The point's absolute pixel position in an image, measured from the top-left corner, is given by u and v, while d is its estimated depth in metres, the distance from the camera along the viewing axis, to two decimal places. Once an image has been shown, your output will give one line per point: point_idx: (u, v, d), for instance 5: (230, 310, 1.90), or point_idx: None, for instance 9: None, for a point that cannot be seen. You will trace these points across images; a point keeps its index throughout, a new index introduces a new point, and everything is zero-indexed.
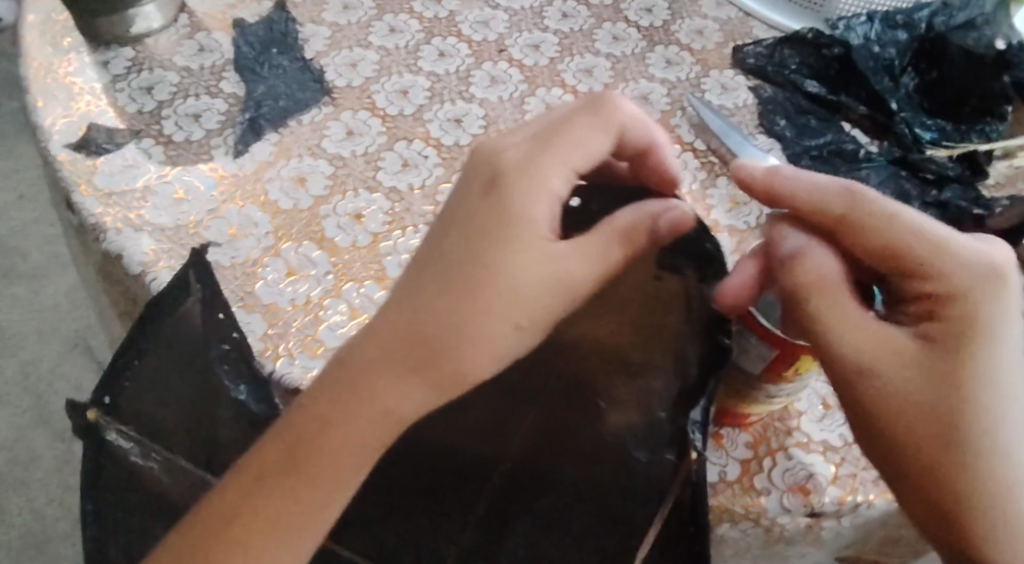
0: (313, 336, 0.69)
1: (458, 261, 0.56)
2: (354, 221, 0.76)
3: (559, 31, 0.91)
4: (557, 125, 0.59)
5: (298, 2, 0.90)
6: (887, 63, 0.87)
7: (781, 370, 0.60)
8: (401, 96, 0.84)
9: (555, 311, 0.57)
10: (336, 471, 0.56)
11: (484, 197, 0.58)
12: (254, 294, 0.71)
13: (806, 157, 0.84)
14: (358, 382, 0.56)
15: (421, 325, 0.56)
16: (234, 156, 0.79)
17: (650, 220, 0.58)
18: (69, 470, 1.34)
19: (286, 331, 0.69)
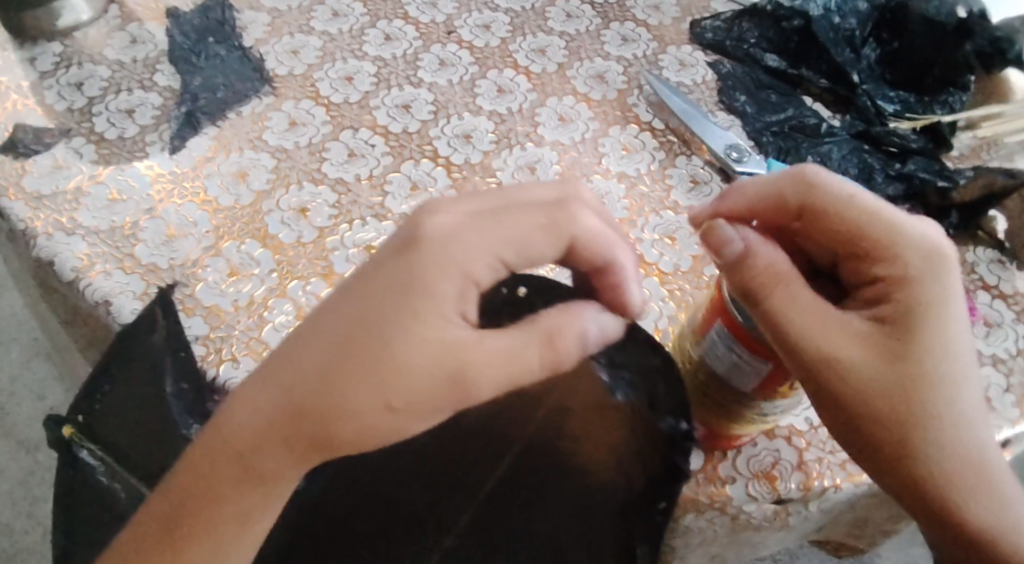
0: (257, 337, 0.65)
1: (352, 330, 0.52)
2: (299, 216, 0.72)
3: (511, 10, 0.87)
4: (501, 212, 0.54)
5: None
6: (848, 34, 0.84)
7: (775, 387, 0.56)
8: (346, 83, 0.80)
9: (435, 397, 0.52)
10: (234, 500, 0.54)
11: (397, 263, 0.53)
12: (193, 297, 0.67)
13: (767, 133, 0.81)
14: (224, 442, 0.53)
15: (292, 394, 0.52)
16: (170, 152, 0.75)
17: (578, 325, 0.52)
18: (37, 479, 1.24)
19: (225, 332, 0.66)
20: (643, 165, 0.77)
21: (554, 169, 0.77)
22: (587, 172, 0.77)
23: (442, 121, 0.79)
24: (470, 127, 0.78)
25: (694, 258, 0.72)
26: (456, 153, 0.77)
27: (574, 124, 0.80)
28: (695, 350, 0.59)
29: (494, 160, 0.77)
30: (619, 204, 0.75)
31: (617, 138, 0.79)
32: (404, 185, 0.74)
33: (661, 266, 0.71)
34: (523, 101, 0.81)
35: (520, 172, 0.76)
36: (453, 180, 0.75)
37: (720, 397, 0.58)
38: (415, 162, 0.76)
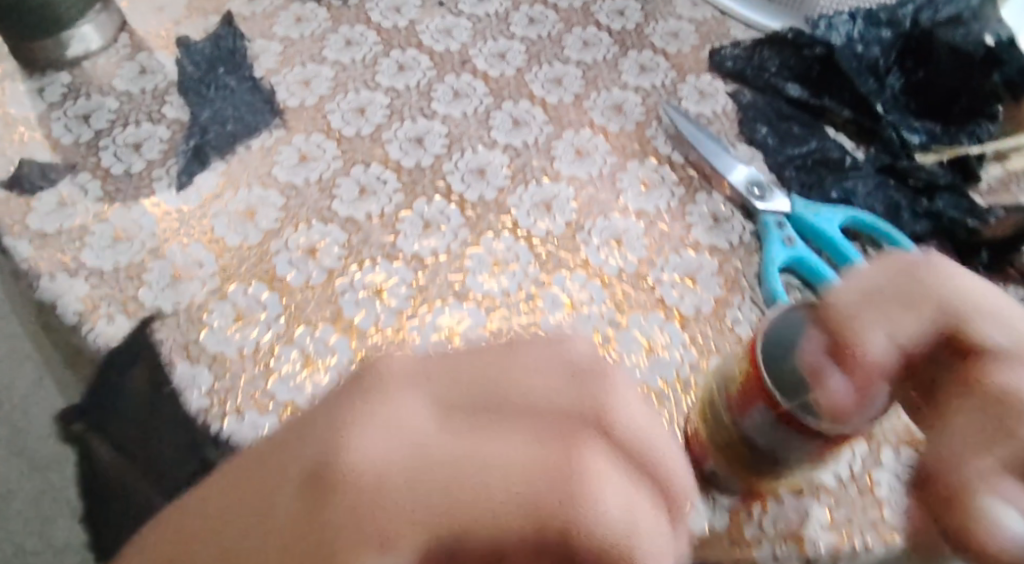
0: (262, 389, 0.62)
1: None
2: (307, 257, 0.68)
3: (526, 38, 0.87)
4: (458, 462, 0.37)
5: (248, 16, 0.86)
6: (872, 63, 0.83)
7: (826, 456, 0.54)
8: (358, 115, 0.79)
9: None
10: None
11: (300, 510, 0.37)
12: (197, 344, 0.63)
13: (790, 167, 0.77)
14: None
15: None
16: (177, 189, 0.72)
17: None
18: (46, 502, 1.23)
19: (230, 385, 0.62)
20: (663, 202, 0.74)
21: (570, 208, 0.72)
22: (604, 210, 0.72)
23: (455, 154, 0.76)
24: (482, 162, 0.75)
25: (716, 301, 0.68)
26: (469, 189, 0.73)
27: (590, 158, 0.76)
28: (729, 415, 0.56)
29: (509, 197, 0.73)
30: (638, 242, 0.71)
31: (636, 172, 0.76)
32: (416, 224, 0.71)
33: (682, 309, 0.67)
34: (539, 134, 0.78)
35: (534, 211, 0.72)
36: (467, 219, 0.71)
37: (759, 464, 0.56)
38: (427, 201, 0.72)
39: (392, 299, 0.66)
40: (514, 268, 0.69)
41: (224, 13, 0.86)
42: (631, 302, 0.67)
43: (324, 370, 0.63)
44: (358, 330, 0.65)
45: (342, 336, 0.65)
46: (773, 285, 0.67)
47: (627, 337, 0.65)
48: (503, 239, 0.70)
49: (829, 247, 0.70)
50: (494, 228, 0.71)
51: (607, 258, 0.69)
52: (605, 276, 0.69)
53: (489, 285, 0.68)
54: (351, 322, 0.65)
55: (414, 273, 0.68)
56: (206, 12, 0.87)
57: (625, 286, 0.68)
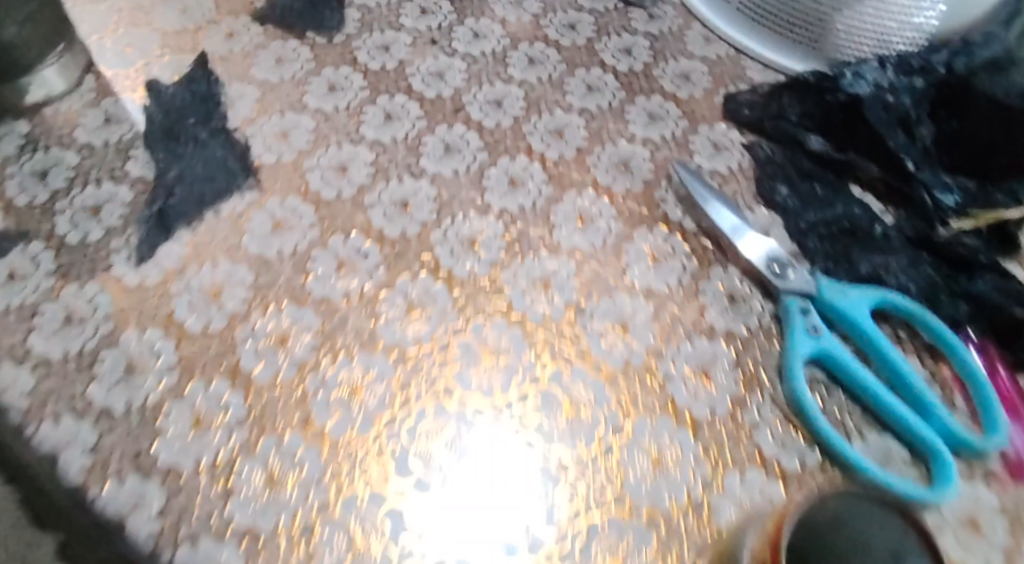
0: (221, 511, 0.57)
1: None
2: (277, 347, 0.63)
3: (525, 81, 0.79)
4: None
5: (225, 55, 0.77)
6: (901, 115, 0.73)
7: None
8: (338, 174, 0.71)
9: None
10: None
11: None
12: (149, 454, 0.58)
13: (812, 235, 0.70)
14: None
15: None
16: (137, 262, 0.65)
17: None
18: None
19: (185, 503, 0.57)
20: (672, 278, 0.67)
21: (571, 287, 0.67)
22: (609, 289, 0.67)
23: (445, 222, 0.69)
24: (475, 229, 0.69)
25: (734, 401, 0.63)
26: (459, 264, 0.67)
27: (594, 226, 0.70)
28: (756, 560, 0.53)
29: (502, 273, 0.67)
30: (644, 329, 0.65)
31: (643, 243, 0.69)
32: (400, 306, 0.65)
33: (694, 412, 0.62)
34: (537, 197, 0.71)
35: (531, 290, 0.66)
36: (456, 301, 0.65)
37: None
38: (411, 276, 0.66)
39: (367, 402, 0.61)
40: (508, 360, 0.64)
41: (201, 50, 0.77)
42: (637, 405, 0.62)
43: (290, 486, 0.58)
44: (330, 439, 0.60)
45: (312, 447, 0.59)
46: (797, 384, 0.62)
47: (632, 451, 0.61)
48: (495, 324, 0.65)
49: (857, 333, 0.64)
50: (485, 312, 0.65)
51: (610, 350, 0.64)
52: (607, 370, 0.63)
53: (480, 380, 0.63)
54: (322, 429, 0.60)
55: (394, 367, 0.63)
56: (181, 49, 0.77)
57: (632, 384, 0.63)
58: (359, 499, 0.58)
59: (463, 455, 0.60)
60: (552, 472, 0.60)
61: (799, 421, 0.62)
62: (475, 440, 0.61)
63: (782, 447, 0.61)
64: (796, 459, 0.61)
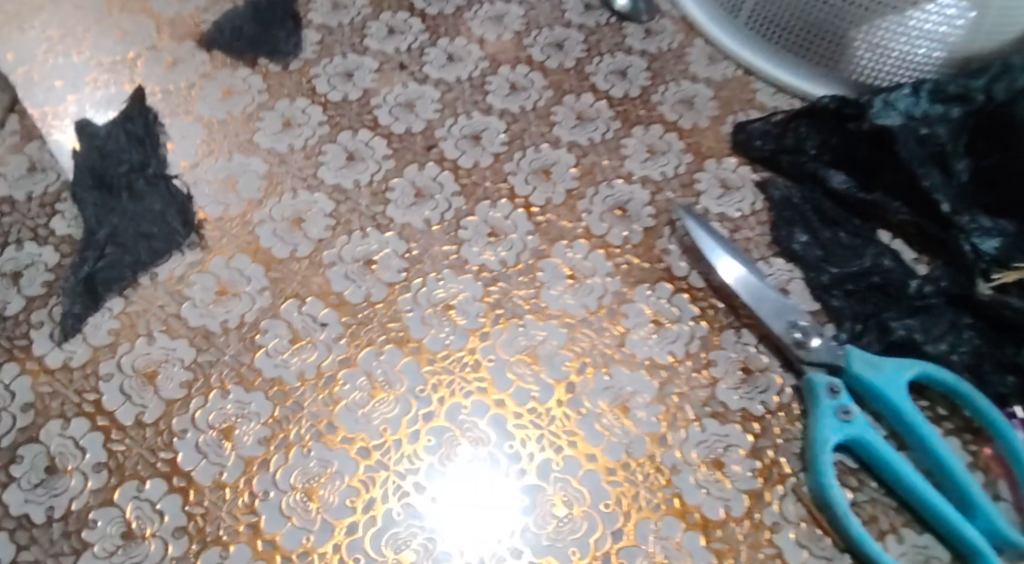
0: None
1: None
2: (221, 441, 0.53)
3: (506, 112, 0.67)
4: None
5: (166, 85, 0.65)
6: (937, 149, 0.63)
7: None
8: (293, 228, 0.60)
9: None
10: None
11: None
12: None
13: (837, 291, 0.62)
14: None
15: None
16: (60, 338, 0.55)
17: None
18: None
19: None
20: (681, 346, 0.58)
21: (562, 360, 0.57)
22: (606, 361, 0.58)
23: (416, 283, 0.59)
24: (451, 291, 0.59)
25: (750, 496, 0.54)
26: (431, 334, 0.57)
27: (588, 285, 0.60)
28: None
29: (482, 344, 0.57)
30: (649, 411, 0.56)
31: (647, 302, 0.60)
32: (363, 387, 0.55)
33: (706, 513, 0.54)
34: (522, 249, 0.61)
35: (517, 363, 0.57)
36: (428, 378, 0.56)
37: None
38: (377, 350, 0.56)
39: (327, 506, 0.52)
40: (488, 450, 0.54)
41: (139, 83, 0.65)
42: (639, 502, 0.54)
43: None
44: (282, 552, 0.51)
45: (261, 562, 0.50)
46: (825, 479, 0.53)
47: (632, 558, 0.52)
48: (473, 406, 0.55)
49: (892, 413, 0.55)
50: (461, 392, 0.56)
51: (608, 435, 0.55)
52: (604, 461, 0.55)
53: (456, 477, 0.53)
54: (273, 538, 0.51)
55: (357, 462, 0.53)
56: (116, 79, 0.65)
57: (633, 477, 0.54)
58: None
59: None
60: None
61: (826, 520, 0.53)
62: (451, 551, 0.51)
63: (806, 552, 0.53)
64: None
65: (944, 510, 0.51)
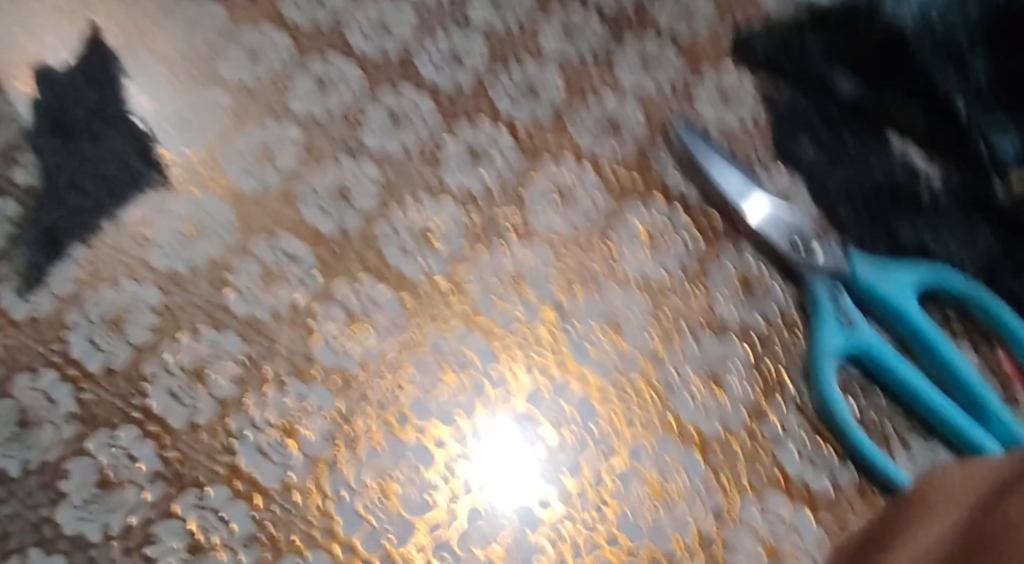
0: None
1: None
2: (195, 382, 0.50)
3: (488, 27, 0.61)
4: None
5: (128, 18, 0.58)
6: (954, 47, 0.57)
7: None
8: (261, 160, 0.57)
9: None
10: None
11: None
12: (52, 523, 0.47)
13: (844, 198, 0.59)
14: None
15: None
16: (23, 291, 0.51)
17: None
18: None
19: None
20: (674, 263, 0.55)
21: (548, 279, 0.55)
22: (595, 279, 0.55)
23: (393, 211, 0.56)
24: (429, 217, 0.56)
25: (749, 410, 0.52)
26: (413, 263, 0.55)
27: (575, 202, 0.57)
28: None
29: (467, 271, 0.55)
30: (641, 327, 0.54)
31: (637, 218, 0.57)
32: (339, 319, 0.53)
33: (701, 427, 0.51)
34: (505, 171, 0.58)
35: (502, 289, 0.54)
36: (408, 309, 0.53)
37: None
38: (354, 281, 0.54)
39: (305, 443, 0.50)
40: (474, 377, 0.52)
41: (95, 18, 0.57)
42: (633, 422, 0.52)
43: (218, 550, 0.48)
44: (264, 491, 0.49)
45: (240, 500, 0.49)
46: (828, 389, 0.51)
47: (626, 478, 0.50)
48: (457, 332, 0.53)
49: (896, 317, 0.52)
50: (443, 318, 0.53)
51: (599, 355, 0.53)
52: (595, 382, 0.52)
53: (440, 405, 0.51)
54: (251, 478, 0.49)
55: (334, 396, 0.51)
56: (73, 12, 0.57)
57: (626, 397, 0.52)
58: (300, 557, 0.48)
59: (422, 500, 0.49)
60: (532, 511, 0.50)
61: (829, 430, 0.51)
62: (438, 479, 0.50)
63: (806, 462, 0.51)
64: (825, 477, 0.51)
65: (950, 415, 0.50)
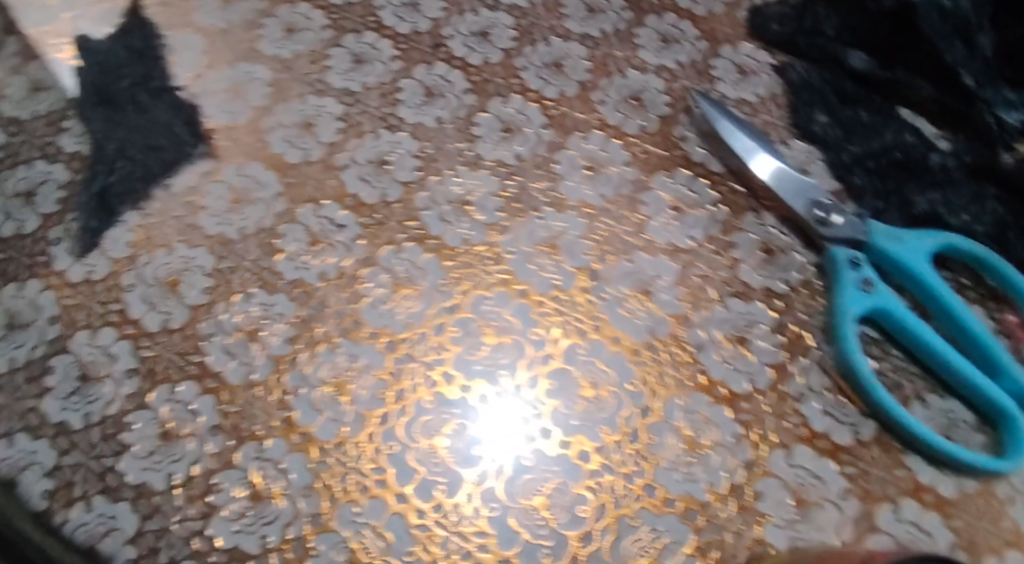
0: (199, 532, 0.50)
1: None
2: (249, 340, 0.54)
3: (514, 6, 0.64)
4: None
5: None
6: (960, 23, 0.61)
7: None
8: (303, 132, 0.59)
9: None
10: None
11: None
12: (116, 472, 0.50)
13: (858, 169, 0.61)
14: None
15: None
16: (79, 254, 0.55)
17: None
18: None
19: (169, 523, 0.50)
20: (701, 231, 0.58)
21: (582, 248, 0.57)
22: (626, 248, 0.57)
23: (432, 181, 0.59)
24: (467, 187, 0.59)
25: (775, 369, 0.55)
26: (451, 230, 0.57)
27: (604, 174, 0.60)
28: None
29: (502, 236, 0.57)
30: (670, 292, 0.56)
31: (664, 190, 0.59)
32: (385, 284, 0.55)
33: (732, 388, 0.54)
34: (537, 143, 0.60)
35: (537, 253, 0.57)
36: (449, 272, 0.56)
37: None
38: (396, 248, 0.56)
39: (356, 398, 0.53)
40: (513, 338, 0.55)
41: None
42: (666, 380, 0.54)
43: (277, 498, 0.50)
44: (317, 443, 0.52)
45: (297, 452, 0.51)
46: (850, 349, 0.53)
47: (660, 433, 0.53)
48: (496, 296, 0.56)
49: (914, 282, 0.55)
50: (483, 283, 0.56)
51: (632, 318, 0.56)
52: (629, 342, 0.55)
53: (480, 365, 0.54)
54: (307, 431, 0.52)
55: (385, 356, 0.54)
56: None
57: (658, 357, 0.55)
58: (356, 507, 0.50)
59: (471, 453, 0.52)
60: (573, 462, 0.52)
61: (851, 389, 0.54)
62: (483, 434, 0.52)
63: (832, 419, 0.54)
64: (849, 433, 0.53)
65: (966, 370, 0.52)
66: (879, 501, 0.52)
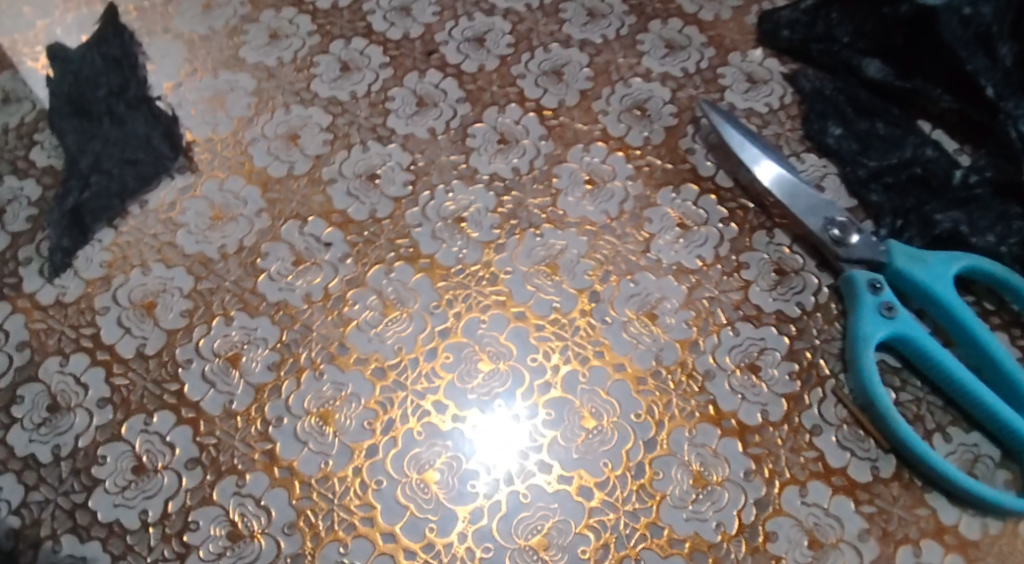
0: None
1: None
2: (229, 367, 0.50)
3: (511, 11, 0.61)
4: None
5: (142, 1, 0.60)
6: (981, 31, 0.57)
7: None
8: (288, 144, 0.56)
9: None
10: None
11: None
12: (85, 510, 0.47)
13: (876, 184, 0.58)
14: None
15: None
16: (49, 275, 0.52)
17: None
18: None
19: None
20: (709, 250, 0.55)
21: (584, 269, 0.54)
22: (630, 268, 0.54)
23: (424, 197, 0.55)
24: (462, 203, 0.55)
25: (788, 398, 0.51)
26: (444, 248, 0.54)
27: (606, 189, 0.56)
28: None
29: (499, 255, 0.54)
30: (676, 316, 0.53)
31: (670, 207, 0.56)
32: (374, 306, 0.52)
33: (742, 418, 0.51)
34: (535, 156, 0.57)
35: (535, 273, 0.54)
36: (442, 293, 0.53)
37: None
38: (387, 268, 0.53)
39: (343, 429, 0.49)
40: (510, 365, 0.52)
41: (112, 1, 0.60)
42: (672, 411, 0.51)
43: (257, 538, 0.47)
44: (300, 477, 0.48)
45: (279, 488, 0.48)
46: (869, 377, 0.50)
47: (667, 467, 0.50)
48: (492, 320, 0.52)
49: (937, 306, 0.52)
50: (478, 306, 0.53)
51: (636, 343, 0.52)
52: (632, 369, 0.52)
53: (475, 394, 0.51)
54: (290, 465, 0.49)
55: (373, 384, 0.51)
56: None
57: (664, 385, 0.52)
58: (342, 547, 0.47)
59: (465, 490, 0.49)
60: (574, 499, 0.49)
61: (870, 421, 0.51)
62: (477, 468, 0.49)
63: (849, 453, 0.50)
64: (868, 468, 0.50)
65: (993, 402, 0.49)
66: (898, 541, 0.49)
